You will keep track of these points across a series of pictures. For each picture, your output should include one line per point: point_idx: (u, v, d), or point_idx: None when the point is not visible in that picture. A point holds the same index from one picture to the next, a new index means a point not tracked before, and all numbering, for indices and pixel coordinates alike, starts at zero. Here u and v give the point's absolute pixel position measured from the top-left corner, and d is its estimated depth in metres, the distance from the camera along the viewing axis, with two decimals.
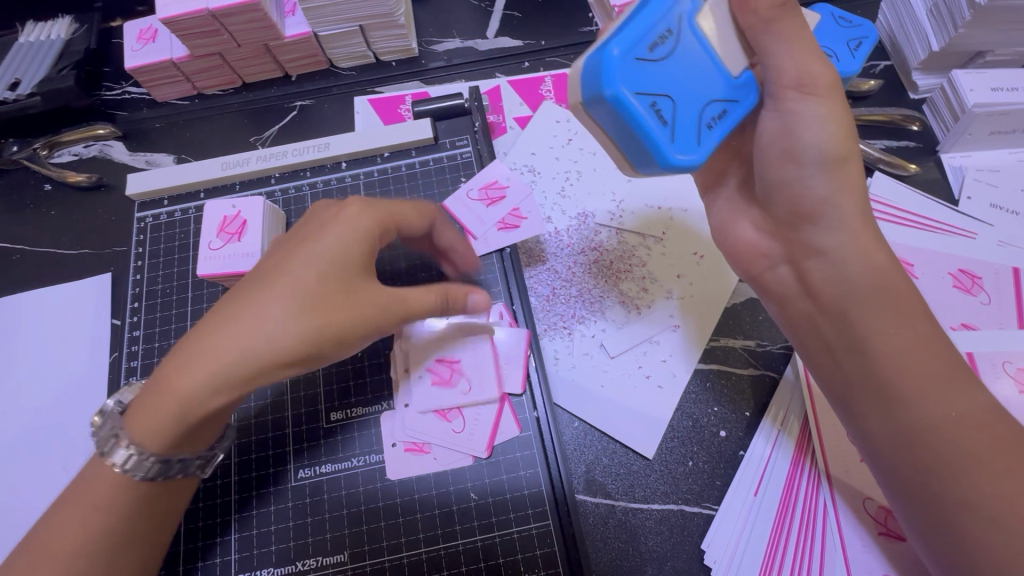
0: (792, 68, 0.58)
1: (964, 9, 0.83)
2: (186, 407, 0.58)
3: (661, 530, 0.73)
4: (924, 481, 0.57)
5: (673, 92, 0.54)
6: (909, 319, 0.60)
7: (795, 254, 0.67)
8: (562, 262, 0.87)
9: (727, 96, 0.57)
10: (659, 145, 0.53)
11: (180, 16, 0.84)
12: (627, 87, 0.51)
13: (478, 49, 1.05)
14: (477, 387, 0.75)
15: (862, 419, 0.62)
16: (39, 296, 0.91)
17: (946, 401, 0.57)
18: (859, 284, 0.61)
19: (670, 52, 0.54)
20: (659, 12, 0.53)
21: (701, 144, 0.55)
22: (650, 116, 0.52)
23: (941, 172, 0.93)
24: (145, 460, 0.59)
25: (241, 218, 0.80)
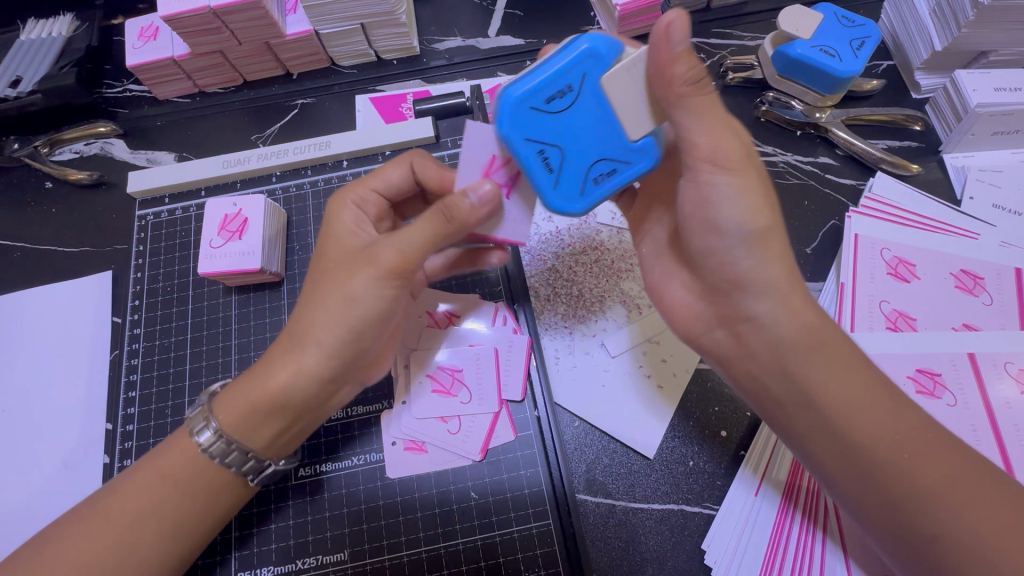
0: (705, 144, 0.56)
1: (968, 8, 0.83)
2: (255, 382, 0.64)
3: (662, 530, 0.73)
4: (897, 519, 0.56)
5: (565, 142, 0.56)
6: (843, 362, 0.58)
7: (726, 318, 0.64)
8: (561, 260, 0.87)
9: (619, 158, 0.57)
10: (539, 188, 0.58)
11: (181, 14, 0.83)
12: (512, 138, 0.55)
13: (480, 47, 1.05)
14: (482, 390, 0.76)
15: (821, 470, 0.60)
16: (41, 292, 0.91)
17: (897, 437, 0.56)
18: (793, 340, 0.59)
19: (567, 106, 0.55)
20: (563, 64, 0.53)
21: (580, 199, 0.58)
22: (534, 164, 0.57)
23: (943, 172, 0.93)
24: (217, 438, 0.64)
25: (242, 216, 0.80)
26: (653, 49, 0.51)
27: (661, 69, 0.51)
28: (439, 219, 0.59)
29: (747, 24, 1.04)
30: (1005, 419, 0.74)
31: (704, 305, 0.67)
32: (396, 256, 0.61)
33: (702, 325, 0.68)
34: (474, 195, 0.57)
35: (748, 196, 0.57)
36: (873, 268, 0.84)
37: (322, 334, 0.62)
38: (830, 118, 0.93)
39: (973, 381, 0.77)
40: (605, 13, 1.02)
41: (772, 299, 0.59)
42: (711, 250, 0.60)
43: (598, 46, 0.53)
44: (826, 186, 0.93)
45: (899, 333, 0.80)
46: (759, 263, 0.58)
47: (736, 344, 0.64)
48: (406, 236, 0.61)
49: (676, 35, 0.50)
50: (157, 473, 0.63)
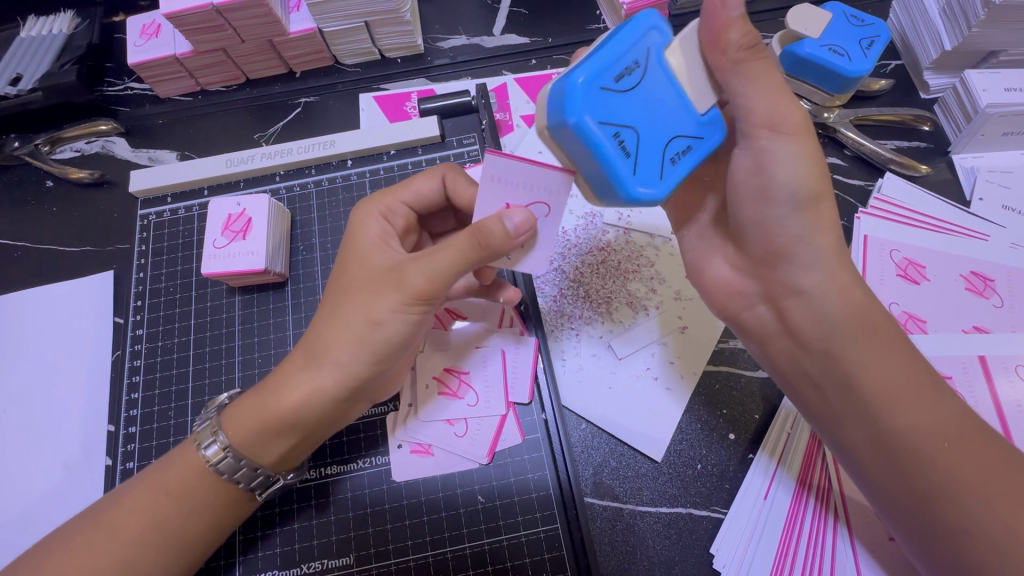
0: (761, 107, 0.55)
1: (978, 8, 0.82)
2: (266, 401, 0.63)
3: (669, 534, 0.72)
4: (923, 509, 0.56)
5: (638, 123, 0.51)
6: (887, 353, 0.58)
7: (772, 293, 0.64)
8: (568, 262, 0.86)
9: (692, 133, 0.53)
10: (618, 175, 0.50)
11: (183, 11, 0.83)
12: (589, 116, 0.48)
13: (485, 46, 1.04)
14: (493, 401, 0.75)
15: (854, 450, 0.60)
16: (40, 293, 0.90)
17: (937, 428, 0.55)
18: (838, 320, 0.59)
19: (635, 83, 0.51)
20: (629, 39, 0.50)
21: (662, 181, 0.52)
22: (612, 146, 0.49)
23: (952, 173, 0.92)
24: (225, 454, 0.63)
25: (246, 216, 0.79)
26: (708, 19, 0.52)
27: (716, 37, 0.52)
28: (471, 245, 0.58)
29: (754, 23, 1.03)
30: (1016, 422, 0.74)
31: (749, 281, 0.66)
32: (423, 282, 0.61)
33: (744, 300, 0.68)
34: (508, 223, 0.56)
35: (807, 161, 0.57)
36: (882, 270, 0.83)
37: (340, 351, 0.62)
38: (838, 119, 0.93)
39: (984, 384, 0.76)
40: (611, 12, 1.02)
41: (822, 272, 0.59)
42: (762, 219, 0.60)
43: (656, 23, 0.52)
44: (835, 187, 0.92)
45: (909, 336, 0.79)
46: (812, 234, 0.58)
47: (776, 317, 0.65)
48: (434, 261, 0.60)
49: (728, 4, 0.52)
50: (166, 490, 0.62)
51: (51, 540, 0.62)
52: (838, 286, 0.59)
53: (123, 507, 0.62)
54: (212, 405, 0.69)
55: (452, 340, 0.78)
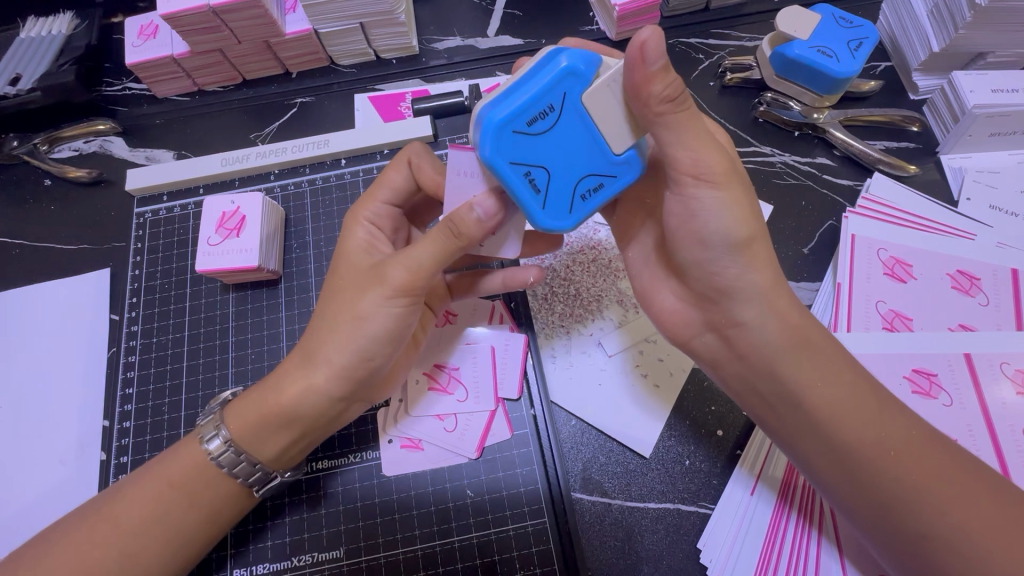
0: (687, 157, 0.55)
1: (964, 10, 0.83)
2: (266, 397, 0.64)
3: (658, 528, 0.73)
4: (883, 518, 0.58)
5: (549, 162, 0.55)
6: (831, 368, 0.60)
7: (715, 323, 0.65)
8: (559, 260, 0.87)
9: (605, 172, 0.56)
10: (527, 210, 0.56)
11: (181, 13, 0.84)
12: (496, 162, 0.53)
13: (479, 47, 1.05)
14: (479, 395, 0.76)
15: (812, 466, 0.62)
16: (38, 290, 0.91)
17: (884, 440, 0.57)
18: (780, 343, 0.61)
19: (550, 127, 0.53)
20: (545, 82, 0.52)
21: (571, 215, 0.57)
22: (519, 186, 0.55)
23: (940, 173, 0.93)
24: (227, 447, 0.64)
25: (240, 214, 0.81)
26: (629, 68, 0.50)
27: (639, 89, 0.50)
28: (447, 234, 0.59)
29: (746, 24, 1.04)
30: (1001, 419, 0.74)
31: (693, 311, 0.67)
32: (406, 275, 0.62)
33: (691, 329, 0.68)
34: (476, 211, 0.56)
35: (736, 207, 0.58)
36: (869, 269, 0.84)
37: (335, 347, 0.63)
38: (828, 119, 0.94)
39: (969, 381, 0.77)
40: (604, 14, 1.03)
41: (758, 305, 0.60)
42: (699, 260, 0.61)
43: (577, 65, 0.52)
44: (824, 187, 0.93)
45: (896, 334, 0.80)
46: (747, 271, 0.60)
47: (723, 348, 0.65)
48: (413, 254, 0.61)
49: (652, 54, 0.48)
50: (167, 481, 0.63)
51: (49, 532, 0.62)
52: (777, 313, 0.60)
53: (122, 498, 0.63)
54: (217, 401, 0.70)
55: (444, 337, 0.80)
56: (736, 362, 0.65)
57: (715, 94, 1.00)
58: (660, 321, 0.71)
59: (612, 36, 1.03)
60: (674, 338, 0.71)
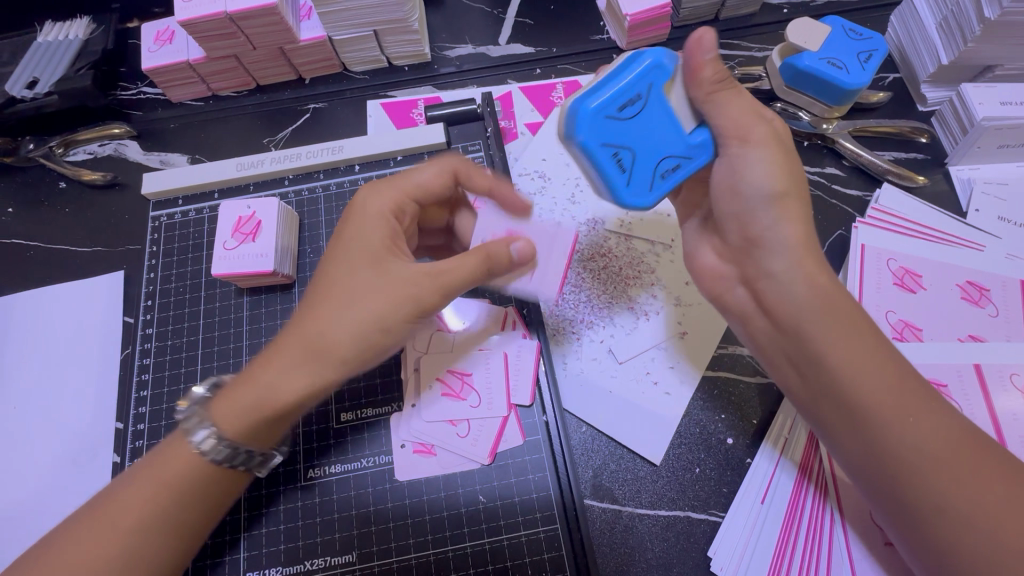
0: (731, 121, 0.61)
1: (974, 24, 0.84)
2: (262, 395, 0.62)
3: (668, 537, 0.73)
4: (898, 488, 0.56)
5: (636, 143, 0.59)
6: (854, 330, 0.60)
7: (747, 276, 0.68)
8: (571, 266, 0.88)
9: (683, 152, 0.62)
10: (614, 187, 0.60)
11: (197, 19, 0.85)
12: (592, 143, 0.58)
13: (490, 55, 1.06)
14: (491, 389, 0.77)
15: (828, 427, 0.62)
16: (52, 292, 0.92)
17: (904, 406, 0.57)
18: (804, 302, 0.62)
19: (637, 112, 0.59)
20: (633, 75, 0.58)
21: (652, 191, 0.61)
22: (609, 166, 0.59)
23: (949, 184, 0.94)
24: (220, 445, 0.61)
25: (255, 219, 0.81)
26: (691, 58, 0.59)
27: (694, 70, 0.59)
28: (483, 260, 0.67)
29: (755, 35, 1.05)
30: (1011, 430, 0.75)
31: (729, 265, 0.72)
32: (434, 295, 0.65)
33: (725, 283, 0.72)
34: (512, 249, 0.67)
35: (776, 165, 0.62)
36: (880, 279, 0.85)
37: (347, 349, 0.63)
38: (837, 130, 0.95)
39: (979, 392, 0.77)
40: (615, 23, 1.04)
41: (787, 259, 0.63)
42: (735, 213, 0.66)
43: (660, 61, 0.59)
44: (832, 197, 0.94)
45: (905, 344, 0.81)
46: (779, 225, 0.63)
47: (753, 301, 0.69)
48: (446, 278, 0.65)
49: (708, 45, 0.58)
50: (159, 482, 0.61)
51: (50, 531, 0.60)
52: (804, 272, 0.62)
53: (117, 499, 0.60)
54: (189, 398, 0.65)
55: (457, 341, 0.80)
56: (761, 317, 0.68)
57: None
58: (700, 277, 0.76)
59: (623, 46, 1.04)
60: (709, 293, 0.75)
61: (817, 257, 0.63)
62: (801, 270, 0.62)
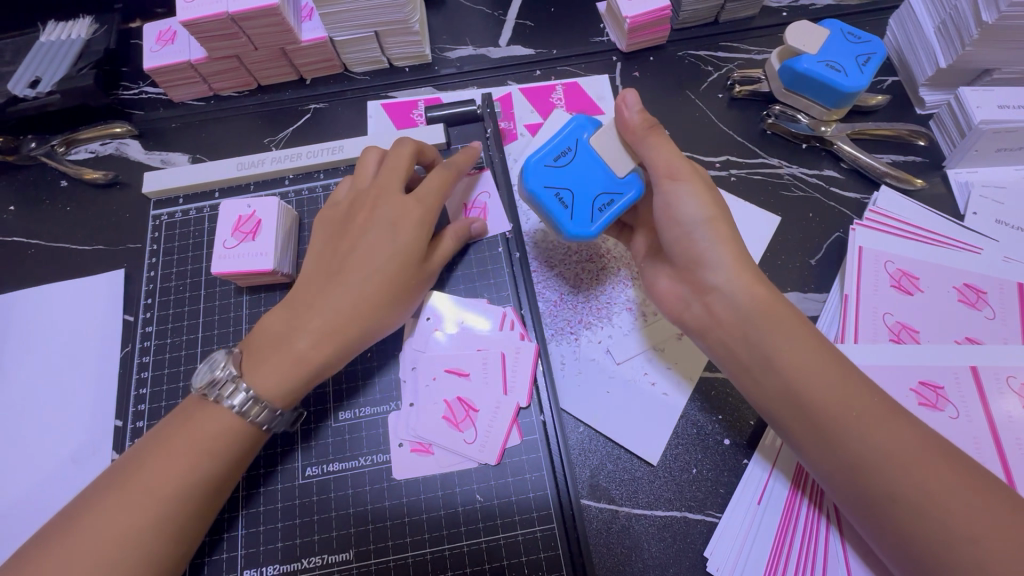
0: (661, 161, 0.70)
1: (971, 28, 0.84)
2: (297, 364, 0.69)
3: (664, 537, 0.73)
4: (868, 490, 0.59)
5: (572, 185, 0.71)
6: (800, 339, 0.65)
7: (697, 291, 0.72)
8: (568, 267, 0.88)
9: (615, 189, 0.71)
10: (558, 222, 0.72)
11: (199, 19, 0.85)
12: (534, 188, 0.71)
13: (491, 56, 1.07)
14: (486, 385, 0.77)
15: (791, 434, 0.65)
16: (53, 290, 0.92)
17: (857, 410, 0.61)
18: (752, 314, 0.67)
19: (571, 160, 0.72)
20: (563, 133, 0.72)
21: (592, 223, 0.71)
22: (551, 205, 0.71)
23: (947, 187, 0.94)
24: (262, 408, 0.68)
25: (255, 218, 0.82)
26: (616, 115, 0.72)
27: (623, 122, 0.72)
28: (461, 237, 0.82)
29: (754, 38, 1.06)
30: (1007, 433, 0.75)
31: (682, 286, 0.74)
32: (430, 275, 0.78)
33: (680, 304, 0.75)
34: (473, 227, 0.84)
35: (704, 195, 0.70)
36: (877, 281, 0.85)
37: (383, 321, 0.74)
38: (835, 133, 0.95)
39: (975, 395, 0.77)
40: (615, 26, 1.05)
41: (725, 274, 0.68)
42: (680, 237, 0.71)
43: (583, 121, 0.73)
44: (830, 199, 0.94)
45: (902, 346, 0.81)
46: (716, 245, 0.69)
47: (707, 315, 0.71)
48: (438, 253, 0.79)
49: (630, 103, 0.72)
50: (204, 450, 0.65)
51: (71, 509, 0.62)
52: (743, 284, 0.68)
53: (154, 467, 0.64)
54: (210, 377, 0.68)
55: (455, 341, 0.80)
56: (716, 328, 0.71)
57: (724, 106, 1.01)
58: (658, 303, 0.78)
59: (623, 48, 1.04)
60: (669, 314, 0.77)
61: (754, 272, 0.69)
62: (743, 281, 0.68)
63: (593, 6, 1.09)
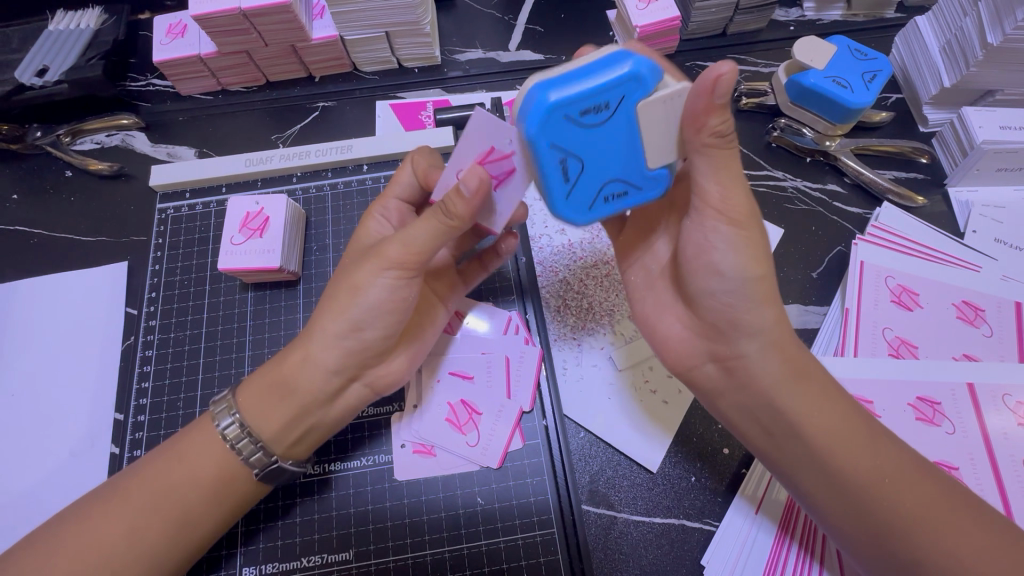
0: (717, 192, 0.61)
1: (977, 48, 0.86)
2: (272, 375, 0.67)
3: (662, 543, 0.74)
4: (889, 549, 0.61)
5: (587, 156, 0.58)
6: (822, 397, 0.65)
7: (719, 354, 0.68)
8: (572, 273, 0.89)
9: (632, 181, 0.61)
10: (549, 194, 0.60)
11: (212, 14, 0.86)
12: (540, 145, 0.55)
13: (500, 61, 1.07)
14: (489, 390, 0.78)
15: (806, 490, 0.65)
16: (55, 281, 0.92)
17: (879, 469, 0.62)
18: (775, 375, 0.65)
19: (599, 123, 0.56)
20: (606, 81, 0.54)
21: (587, 211, 0.61)
22: (552, 170, 0.58)
23: (948, 205, 0.95)
24: (242, 432, 0.66)
25: (263, 215, 0.82)
26: (697, 91, 0.55)
27: (696, 116, 0.56)
28: (438, 215, 0.61)
29: (762, 51, 1.07)
30: (1001, 448, 0.76)
31: (698, 341, 0.70)
32: (403, 252, 0.64)
33: (694, 358, 0.71)
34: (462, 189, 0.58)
35: (748, 248, 0.62)
36: (877, 295, 0.86)
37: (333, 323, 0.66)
38: (839, 147, 0.96)
39: (971, 411, 0.78)
40: (624, 34, 1.05)
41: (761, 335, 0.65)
42: (714, 291, 0.65)
43: (642, 72, 0.54)
44: (833, 214, 0.95)
45: (901, 360, 0.82)
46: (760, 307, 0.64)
47: (724, 378, 0.69)
48: (412, 235, 0.63)
49: (720, 89, 0.54)
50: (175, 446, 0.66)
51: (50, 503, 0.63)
52: (775, 344, 0.65)
53: (131, 482, 0.65)
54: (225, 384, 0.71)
55: (461, 342, 0.80)
56: (739, 392, 0.68)
57: (730, 118, 1.02)
58: (664, 347, 0.74)
59: None
60: (675, 367, 0.74)
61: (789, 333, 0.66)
62: (772, 350, 0.65)
63: (603, 13, 1.10)
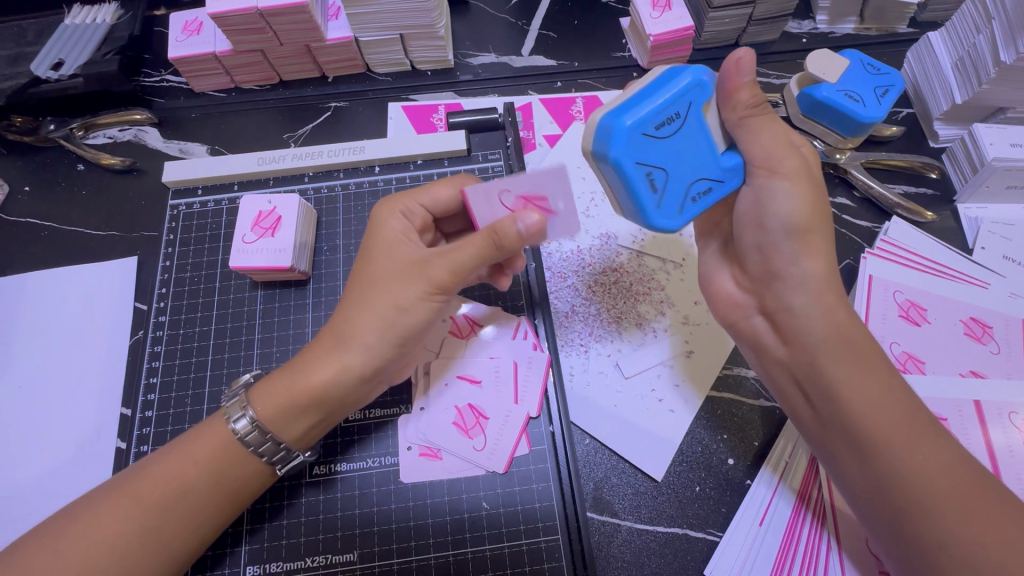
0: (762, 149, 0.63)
1: (990, 66, 0.86)
2: (295, 378, 0.66)
3: (665, 553, 0.74)
4: (900, 522, 0.60)
5: (668, 166, 0.59)
6: (865, 367, 0.63)
7: (767, 307, 0.71)
8: (581, 279, 0.89)
9: (715, 176, 0.63)
10: (645, 208, 0.59)
11: (229, 13, 0.86)
12: (627, 166, 0.57)
13: (513, 65, 1.07)
14: (496, 394, 0.78)
15: (830, 450, 0.66)
16: (66, 274, 0.92)
17: (910, 442, 0.60)
18: (819, 333, 0.65)
19: (673, 133, 0.59)
20: (670, 94, 0.58)
21: (681, 214, 0.61)
22: (643, 186, 0.58)
23: (957, 221, 0.95)
24: (254, 428, 0.66)
25: (276, 214, 0.82)
26: (726, 76, 0.61)
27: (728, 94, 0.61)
28: (492, 245, 0.63)
29: (774, 62, 1.07)
30: (1007, 465, 0.76)
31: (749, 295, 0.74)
32: (447, 276, 0.66)
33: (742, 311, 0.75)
34: (521, 223, 0.62)
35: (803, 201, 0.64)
36: (886, 310, 0.86)
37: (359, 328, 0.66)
38: (849, 161, 0.96)
39: (977, 427, 0.78)
40: (637, 42, 1.06)
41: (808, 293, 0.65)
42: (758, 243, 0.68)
43: (699, 78, 0.59)
44: (842, 227, 0.95)
45: (907, 375, 0.82)
46: (803, 257, 0.65)
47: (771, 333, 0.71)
48: (457, 256, 0.65)
49: (745, 68, 0.60)
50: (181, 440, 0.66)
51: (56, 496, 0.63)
52: (825, 306, 0.65)
53: (139, 476, 0.65)
54: (238, 383, 0.72)
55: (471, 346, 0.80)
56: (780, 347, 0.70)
57: None
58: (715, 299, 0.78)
59: (643, 64, 1.06)
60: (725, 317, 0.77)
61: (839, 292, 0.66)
62: (822, 305, 0.65)
63: (616, 20, 1.11)
